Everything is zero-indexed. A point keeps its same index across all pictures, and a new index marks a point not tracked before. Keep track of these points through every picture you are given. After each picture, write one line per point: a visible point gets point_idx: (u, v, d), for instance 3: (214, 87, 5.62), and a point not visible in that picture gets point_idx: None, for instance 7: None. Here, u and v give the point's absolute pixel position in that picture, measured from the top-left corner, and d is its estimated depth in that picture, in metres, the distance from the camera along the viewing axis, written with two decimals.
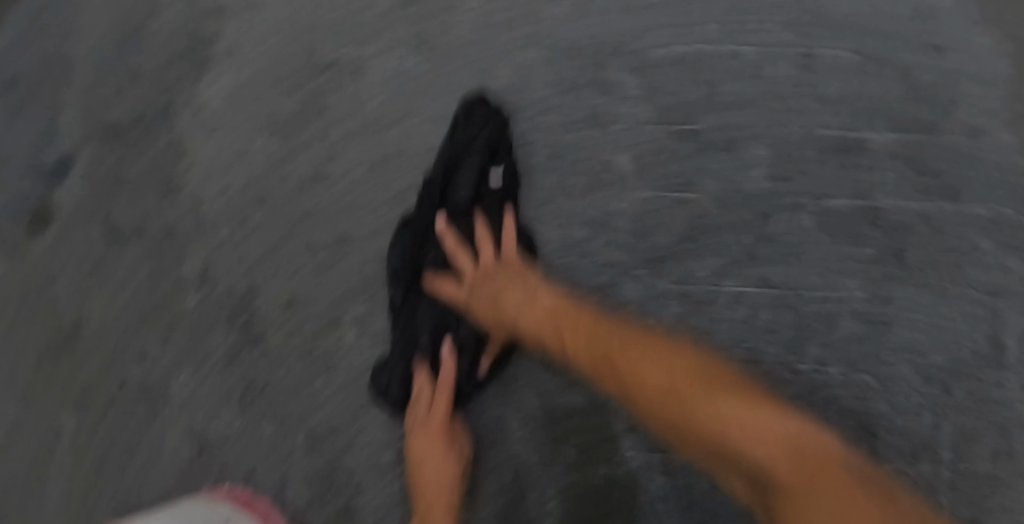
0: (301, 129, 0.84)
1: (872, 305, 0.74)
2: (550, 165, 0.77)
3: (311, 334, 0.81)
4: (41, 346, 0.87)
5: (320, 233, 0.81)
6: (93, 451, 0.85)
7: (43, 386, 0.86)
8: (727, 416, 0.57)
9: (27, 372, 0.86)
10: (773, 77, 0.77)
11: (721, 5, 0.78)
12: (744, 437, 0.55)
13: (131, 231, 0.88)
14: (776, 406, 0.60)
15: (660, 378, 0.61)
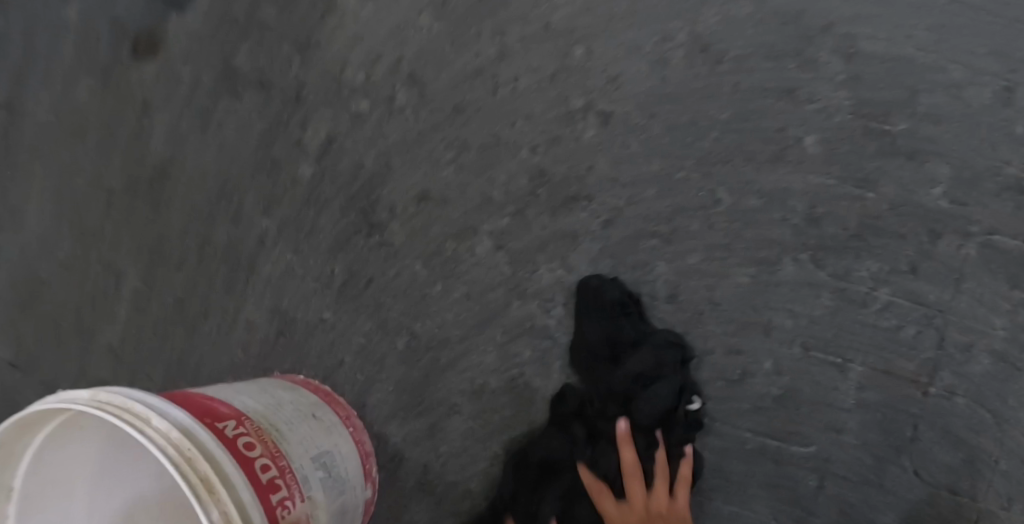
0: (471, 22, 0.76)
1: (1014, 349, 0.72)
2: (739, 125, 0.73)
3: (440, 235, 0.76)
4: (121, 183, 0.80)
5: (472, 133, 0.76)
6: (157, 306, 0.79)
7: (115, 227, 0.80)
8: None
9: (101, 209, 0.80)
10: (970, 102, 0.72)
11: (931, 13, 0.72)
12: None
13: (255, 85, 0.79)
14: None
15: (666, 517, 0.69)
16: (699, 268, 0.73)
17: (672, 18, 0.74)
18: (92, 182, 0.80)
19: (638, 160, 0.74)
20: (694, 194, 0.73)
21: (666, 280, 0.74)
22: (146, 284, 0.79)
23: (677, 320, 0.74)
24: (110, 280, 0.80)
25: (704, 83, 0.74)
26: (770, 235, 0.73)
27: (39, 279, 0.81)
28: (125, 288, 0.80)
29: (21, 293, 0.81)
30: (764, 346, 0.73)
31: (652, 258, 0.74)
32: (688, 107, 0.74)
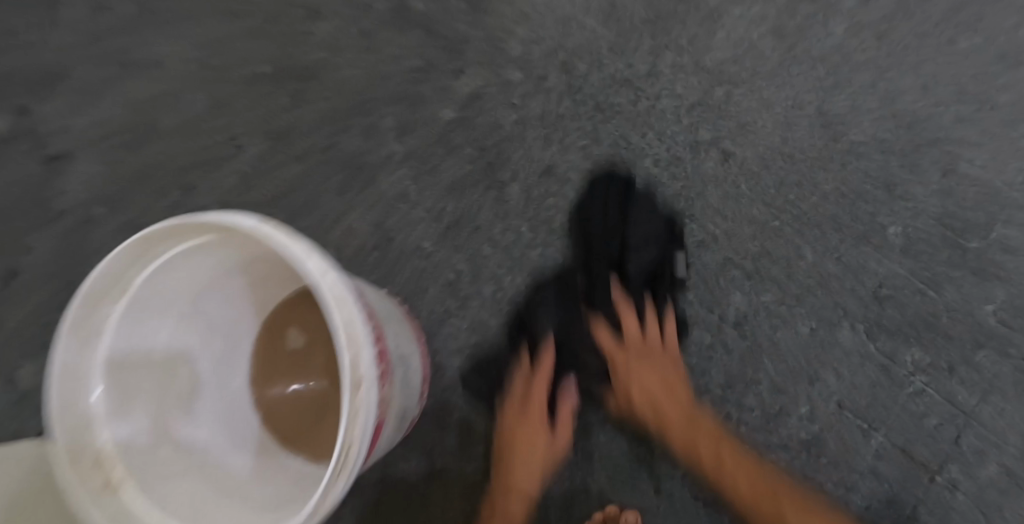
0: (634, 36, 0.85)
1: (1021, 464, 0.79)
2: (840, 199, 0.82)
3: (554, 209, 0.82)
4: (270, 68, 0.85)
5: (608, 131, 0.83)
6: (264, 187, 0.83)
7: (250, 104, 0.85)
8: (737, 476, 0.72)
9: (243, 84, 0.85)
10: None
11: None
12: (732, 468, 0.73)
13: (419, 20, 0.85)
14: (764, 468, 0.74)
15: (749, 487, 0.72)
16: (771, 308, 0.81)
17: (808, 90, 0.84)
18: (242, 60, 0.86)
19: (744, 199, 0.82)
20: (785, 244, 0.81)
21: (739, 308, 0.81)
22: (263, 163, 0.83)
23: (737, 348, 0.80)
24: (228, 151, 0.84)
25: (820, 154, 0.83)
26: (835, 298, 0.81)
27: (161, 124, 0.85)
28: (239, 162, 0.84)
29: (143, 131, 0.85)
30: (804, 393, 0.80)
31: (732, 286, 0.81)
32: (801, 169, 0.83)
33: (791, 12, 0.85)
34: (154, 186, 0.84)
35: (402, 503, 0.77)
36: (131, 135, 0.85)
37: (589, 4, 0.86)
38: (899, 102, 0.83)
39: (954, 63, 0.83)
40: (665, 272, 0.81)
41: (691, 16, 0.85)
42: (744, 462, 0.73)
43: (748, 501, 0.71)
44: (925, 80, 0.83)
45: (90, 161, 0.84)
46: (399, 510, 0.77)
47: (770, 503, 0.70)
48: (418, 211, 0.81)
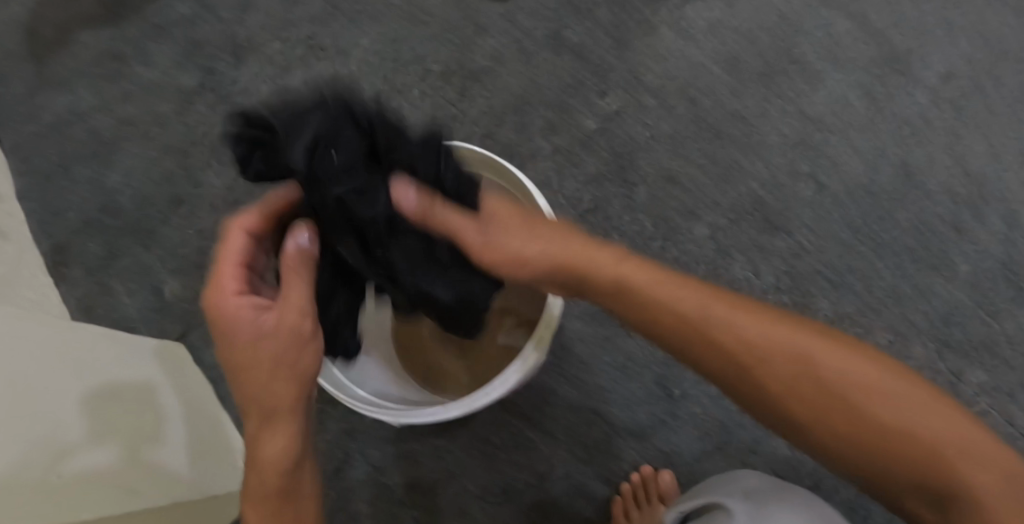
0: (749, 84, 1.02)
1: None
2: (916, 235, 0.95)
3: (674, 210, 0.95)
4: (438, 68, 1.08)
5: (723, 153, 0.98)
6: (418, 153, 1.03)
7: (419, 93, 1.08)
8: (791, 338, 0.58)
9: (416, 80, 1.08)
10: None
11: None
12: (794, 350, 0.57)
13: (573, 50, 1.06)
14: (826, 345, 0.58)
15: (800, 345, 0.57)
16: (852, 316, 0.93)
17: (894, 144, 0.99)
18: (416, 60, 1.09)
19: (833, 223, 0.95)
20: (868, 265, 0.94)
21: (824, 314, 0.92)
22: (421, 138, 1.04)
23: None
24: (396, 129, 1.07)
25: (901, 196, 0.97)
26: (909, 317, 0.93)
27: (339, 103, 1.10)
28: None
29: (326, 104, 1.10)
30: None
31: (820, 294, 0.93)
32: (885, 206, 0.96)
33: (883, 80, 1.02)
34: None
35: (512, 437, 0.89)
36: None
37: (715, 55, 1.04)
38: (971, 164, 0.98)
39: (1020, 135, 0.99)
40: (765, 275, 0.93)
41: (798, 74, 1.02)
42: (890, 368, 0.57)
43: (824, 395, 0.56)
44: (993, 148, 0.99)
45: (264, 119, 1.12)
46: (511, 439, 0.89)
47: (872, 425, 0.55)
48: (559, 195, 0.97)
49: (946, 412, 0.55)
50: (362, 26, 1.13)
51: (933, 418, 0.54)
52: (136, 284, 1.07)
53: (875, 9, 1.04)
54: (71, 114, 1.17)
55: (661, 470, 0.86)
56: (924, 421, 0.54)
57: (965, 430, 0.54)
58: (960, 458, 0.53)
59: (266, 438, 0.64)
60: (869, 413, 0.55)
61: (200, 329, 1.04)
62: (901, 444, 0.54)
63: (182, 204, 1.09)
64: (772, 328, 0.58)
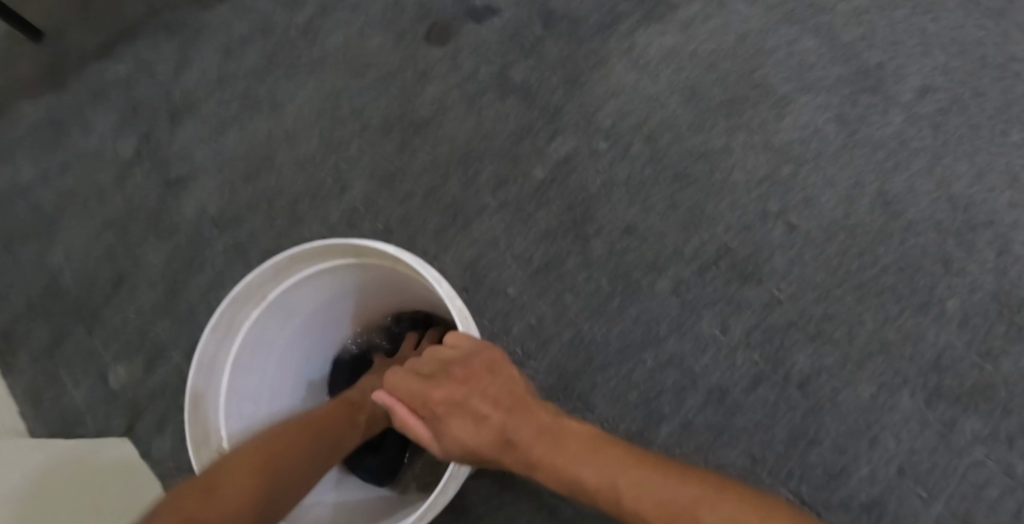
0: (710, 115, 0.94)
1: None
2: (899, 271, 0.88)
3: (632, 265, 0.88)
4: (379, 119, 1.01)
5: (684, 196, 0.91)
6: (360, 215, 0.96)
7: (359, 149, 1.00)
8: (639, 492, 0.53)
9: (356, 131, 1.01)
10: None
11: None
12: (650, 498, 0.53)
13: (520, 90, 0.98)
14: (690, 488, 0.53)
15: (660, 498, 0.53)
16: (833, 370, 0.85)
17: (869, 172, 0.91)
18: (355, 113, 1.02)
19: (807, 266, 0.88)
20: (847, 311, 0.86)
21: (801, 369, 0.85)
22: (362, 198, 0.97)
23: (802, 407, 0.84)
24: (335, 190, 0.99)
25: (880, 230, 0.89)
26: (894, 365, 0.85)
27: (276, 162, 1.03)
28: (347, 200, 0.98)
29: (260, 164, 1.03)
30: (867, 457, 0.83)
31: (796, 347, 0.85)
32: (863, 242, 0.89)
33: (855, 101, 0.94)
34: (259, 210, 1.00)
35: None
36: (251, 165, 1.03)
37: (672, 86, 0.96)
38: (956, 187, 0.90)
39: (1007, 149, 0.91)
40: (733, 331, 0.86)
41: (762, 101, 0.95)
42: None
43: None
44: (979, 167, 0.90)
45: (204, 184, 1.04)
46: None
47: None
48: (509, 254, 0.90)
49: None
50: (299, 79, 1.07)
51: None
52: (80, 372, 0.99)
53: (841, 23, 0.97)
54: (10, 188, 1.09)
55: None
56: None
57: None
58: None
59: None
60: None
61: (147, 418, 0.96)
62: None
63: (122, 281, 1.02)
64: (694, 494, 0.52)
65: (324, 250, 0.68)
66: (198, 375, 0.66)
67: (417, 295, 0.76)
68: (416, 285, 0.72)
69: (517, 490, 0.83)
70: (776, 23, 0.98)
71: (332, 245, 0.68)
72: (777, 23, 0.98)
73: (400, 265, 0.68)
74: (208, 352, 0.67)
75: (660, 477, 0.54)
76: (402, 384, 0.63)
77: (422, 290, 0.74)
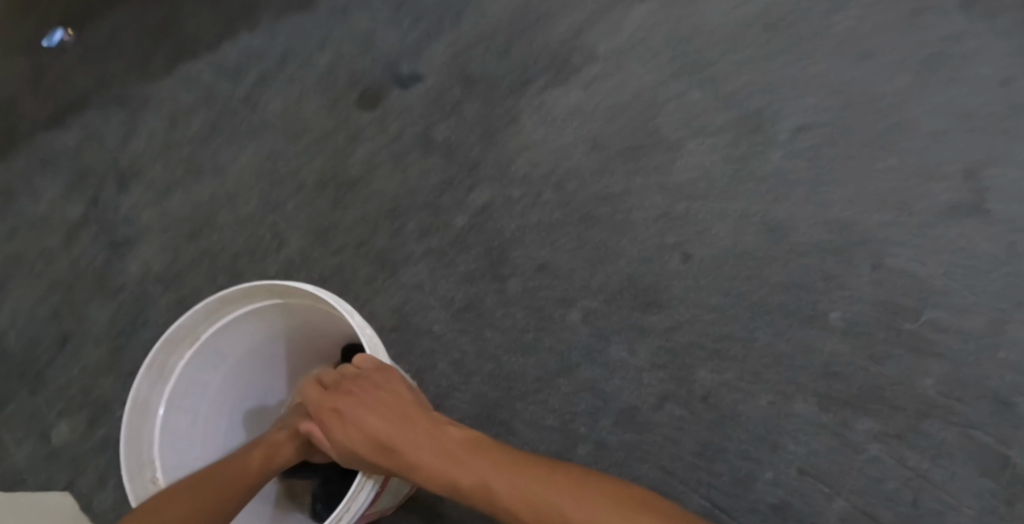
0: (612, 161, 1.05)
1: (987, 515, 0.87)
2: (787, 290, 0.97)
3: (546, 299, 0.95)
4: (315, 180, 1.10)
5: (591, 235, 0.99)
6: (301, 269, 1.04)
7: (296, 207, 1.08)
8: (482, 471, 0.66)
9: (295, 193, 1.09)
10: (962, 324, 0.95)
11: (944, 257, 0.98)
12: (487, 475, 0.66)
13: (444, 147, 1.08)
14: (524, 465, 0.66)
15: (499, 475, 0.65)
16: (732, 383, 0.92)
17: (755, 205, 1.01)
18: (292, 174, 1.11)
19: (705, 290, 0.96)
20: (742, 328, 0.95)
21: (704, 382, 0.92)
22: (302, 254, 1.04)
23: (708, 419, 0.91)
24: (275, 244, 1.06)
25: (767, 254, 0.98)
26: (789, 374, 0.93)
27: (214, 223, 1.10)
28: (284, 254, 1.05)
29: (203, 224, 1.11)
30: (772, 462, 0.89)
31: (698, 364, 0.93)
32: (752, 266, 0.98)
33: (739, 143, 1.05)
34: (203, 268, 1.07)
35: None
36: (192, 226, 1.11)
37: (577, 138, 1.07)
38: (833, 212, 1.01)
39: (874, 176, 1.02)
40: (642, 354, 0.93)
41: (656, 145, 1.05)
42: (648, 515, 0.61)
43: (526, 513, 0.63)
44: (851, 194, 1.02)
45: (149, 243, 1.11)
46: None
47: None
48: (433, 298, 0.97)
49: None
50: (239, 145, 1.15)
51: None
52: (24, 432, 1.02)
53: (723, 74, 1.09)
54: None
55: None
56: None
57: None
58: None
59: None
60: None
61: (89, 474, 0.98)
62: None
63: (67, 340, 1.07)
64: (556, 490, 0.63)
65: (253, 294, 0.76)
66: (136, 413, 0.73)
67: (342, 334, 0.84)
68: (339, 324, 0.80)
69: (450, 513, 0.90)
70: (666, 78, 1.10)
71: (258, 290, 0.76)
72: (667, 78, 1.10)
73: (323, 306, 0.76)
74: (144, 392, 0.74)
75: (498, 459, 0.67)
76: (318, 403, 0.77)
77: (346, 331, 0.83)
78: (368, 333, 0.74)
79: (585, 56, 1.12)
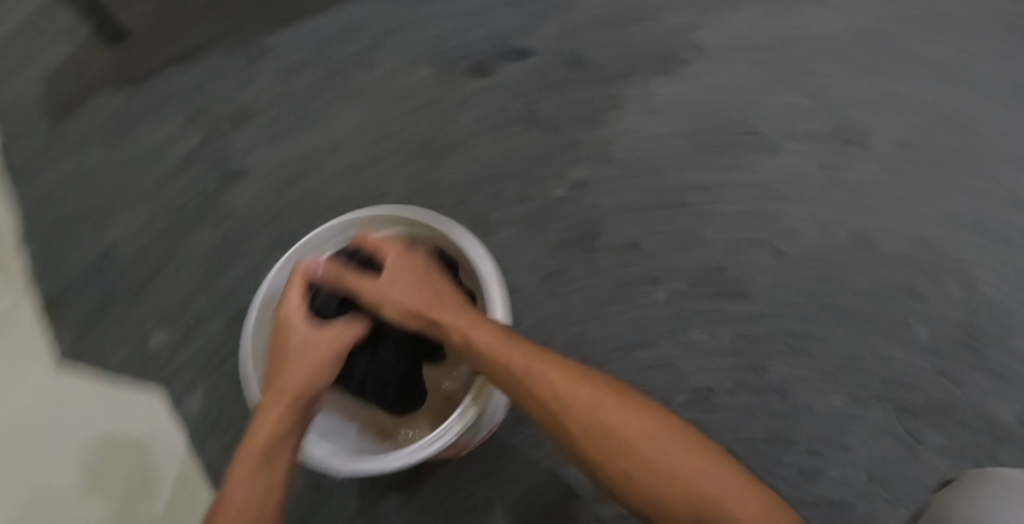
0: (709, 154, 1.07)
1: None
2: (873, 299, 0.98)
3: (634, 275, 0.99)
4: (418, 141, 1.15)
5: (681, 222, 1.02)
6: None
7: (400, 162, 1.15)
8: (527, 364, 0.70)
9: (399, 150, 1.15)
10: None
11: None
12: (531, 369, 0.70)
13: (546, 122, 1.12)
14: (568, 368, 0.70)
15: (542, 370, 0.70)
16: (807, 380, 0.94)
17: (850, 213, 1.02)
18: (398, 132, 1.17)
19: (789, 287, 0.98)
20: (823, 329, 0.96)
21: (779, 375, 0.94)
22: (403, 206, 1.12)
23: (778, 411, 0.93)
24: (377, 194, 1.14)
25: (853, 261, 1.00)
26: (865, 381, 0.94)
27: (321, 168, 1.17)
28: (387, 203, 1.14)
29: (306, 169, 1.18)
30: (838, 462, 0.91)
31: (776, 356, 0.94)
32: (841, 271, 0.99)
33: (838, 152, 1.06)
34: (301, 208, 1.16)
35: (466, 496, 0.89)
36: (297, 170, 1.18)
37: (677, 128, 1.10)
38: (927, 230, 1.01)
39: (973, 200, 1.02)
40: (722, 338, 0.96)
41: (757, 145, 1.07)
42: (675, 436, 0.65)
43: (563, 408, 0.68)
44: (947, 214, 1.02)
45: (256, 181, 1.18)
46: (469, 497, 0.89)
47: (665, 491, 0.62)
48: (525, 260, 1.02)
49: (736, 494, 0.60)
50: (349, 99, 1.20)
51: (645, 436, 0.65)
52: (127, 335, 1.11)
53: (830, 85, 1.11)
54: (76, 170, 1.22)
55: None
56: (647, 440, 0.65)
57: (733, 491, 0.61)
58: (730, 500, 0.60)
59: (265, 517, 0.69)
60: (656, 478, 0.63)
61: (177, 381, 1.07)
62: (671, 498, 0.62)
63: (171, 260, 1.15)
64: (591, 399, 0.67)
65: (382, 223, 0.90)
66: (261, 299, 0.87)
67: None
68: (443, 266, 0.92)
69: (516, 466, 0.89)
70: (772, 81, 1.12)
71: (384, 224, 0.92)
72: (772, 81, 1.12)
73: (437, 242, 0.89)
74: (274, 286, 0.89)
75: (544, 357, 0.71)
76: (381, 291, 0.82)
77: None
78: (488, 266, 0.83)
79: (696, 52, 1.14)
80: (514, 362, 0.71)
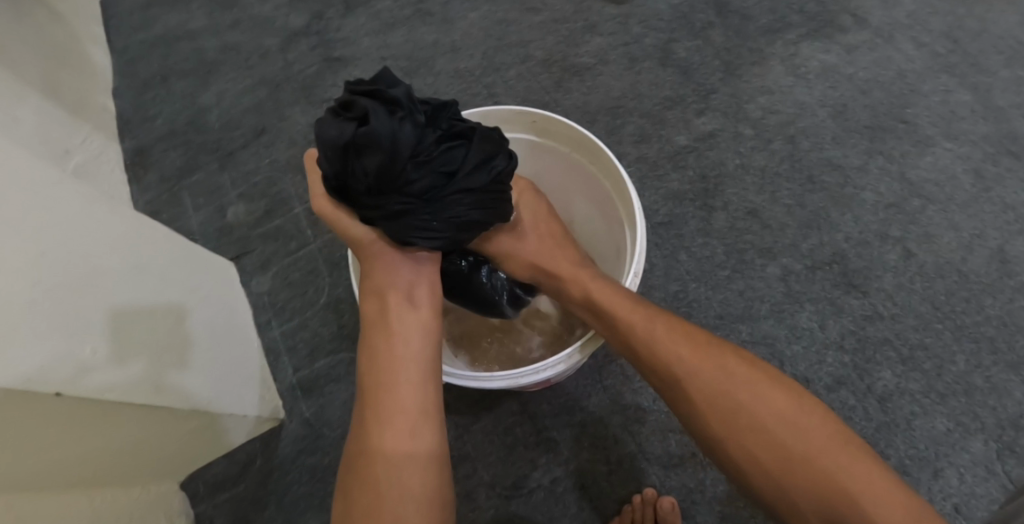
0: (854, 136, 0.98)
1: None
2: (1001, 325, 0.88)
3: (750, 245, 0.93)
4: (544, 58, 1.07)
5: (811, 201, 0.95)
6: None
7: (516, 76, 1.06)
8: (651, 324, 0.64)
9: (521, 64, 1.07)
10: None
11: None
12: (654, 333, 0.64)
13: (682, 66, 1.04)
14: (699, 332, 0.64)
15: (668, 330, 0.64)
16: (914, 395, 0.87)
17: (994, 228, 0.92)
18: (521, 44, 1.08)
19: (915, 294, 0.90)
20: (942, 347, 0.88)
21: (884, 384, 0.87)
22: None
23: (877, 420, 0.86)
24: (488, 103, 1.06)
25: (991, 283, 0.90)
26: (972, 410, 0.86)
27: (433, 68, 1.09)
28: None
29: (414, 63, 1.09)
30: (929, 485, 0.84)
31: (885, 363, 0.88)
32: (973, 289, 0.90)
33: (995, 162, 0.96)
34: None
35: (535, 432, 0.85)
36: (410, 63, 1.09)
37: (824, 99, 1.00)
38: None
39: None
40: (830, 332, 0.89)
41: (906, 136, 0.98)
42: (775, 389, 0.59)
43: (685, 377, 0.61)
44: None
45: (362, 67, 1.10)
46: (533, 434, 0.85)
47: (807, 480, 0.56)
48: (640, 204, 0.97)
49: (842, 458, 0.56)
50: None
51: (780, 412, 0.58)
52: (205, 200, 1.05)
53: (1000, 87, 0.99)
54: (181, 29, 1.17)
55: (662, 497, 0.81)
56: (781, 420, 0.58)
57: (881, 490, 0.54)
58: (864, 488, 0.54)
59: (425, 427, 0.61)
60: (796, 468, 0.56)
61: (253, 254, 1.01)
62: (813, 486, 0.55)
63: (265, 132, 1.08)
64: (690, 356, 0.62)
65: (509, 120, 0.78)
66: None
67: (566, 196, 0.84)
68: (572, 182, 0.81)
69: (586, 414, 0.85)
70: (938, 69, 1.01)
71: (516, 123, 0.78)
72: (939, 70, 1.01)
73: (577, 150, 0.77)
74: None
75: (667, 321, 0.65)
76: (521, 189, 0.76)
77: (573, 194, 0.83)
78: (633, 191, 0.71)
79: (855, 22, 1.04)
80: (639, 322, 0.65)
